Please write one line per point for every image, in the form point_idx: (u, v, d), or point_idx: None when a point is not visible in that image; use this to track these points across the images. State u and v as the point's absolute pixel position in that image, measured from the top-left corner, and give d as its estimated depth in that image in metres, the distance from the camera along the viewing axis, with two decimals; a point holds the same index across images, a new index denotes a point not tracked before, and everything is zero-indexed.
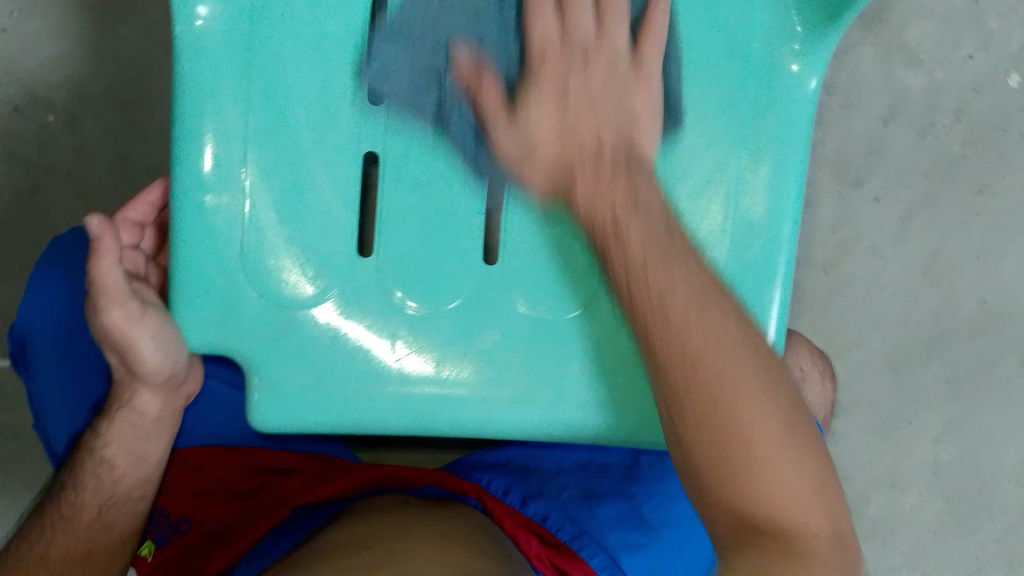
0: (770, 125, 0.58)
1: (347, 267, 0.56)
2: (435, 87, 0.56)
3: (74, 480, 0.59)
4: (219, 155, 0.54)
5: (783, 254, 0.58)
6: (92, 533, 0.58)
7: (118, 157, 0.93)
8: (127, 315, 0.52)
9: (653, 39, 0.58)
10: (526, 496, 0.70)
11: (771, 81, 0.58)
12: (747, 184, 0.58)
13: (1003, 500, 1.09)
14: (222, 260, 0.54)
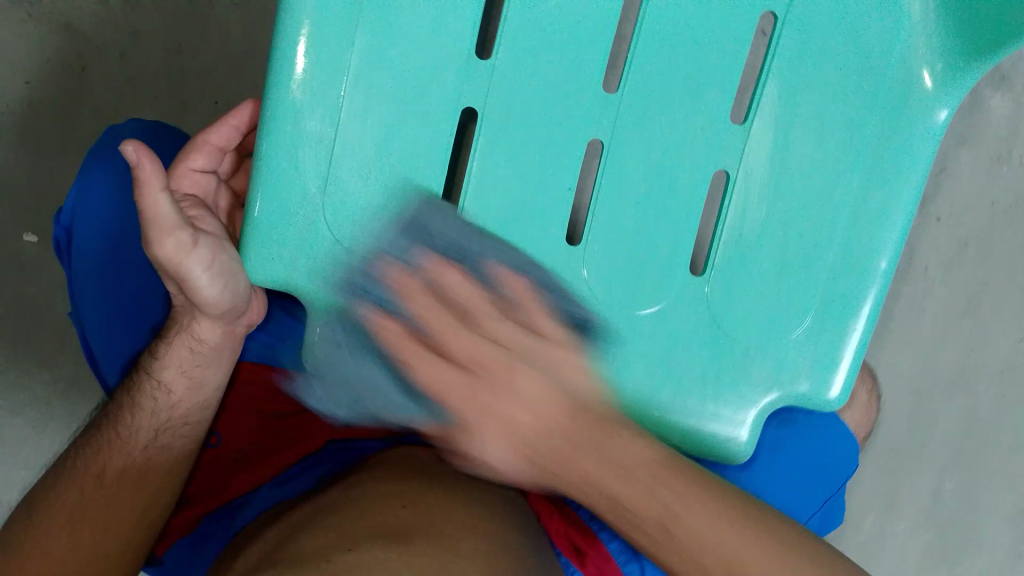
0: (890, 151, 0.56)
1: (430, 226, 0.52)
2: (549, 50, 0.52)
3: (132, 399, 0.60)
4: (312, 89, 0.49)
5: (874, 284, 0.57)
6: (147, 453, 0.60)
7: (171, 46, 0.89)
8: (178, 244, 0.51)
9: (786, 32, 0.54)
10: None
11: (900, 104, 0.56)
12: (854, 208, 0.56)
13: (993, 538, 1.11)
14: (302, 197, 0.51)
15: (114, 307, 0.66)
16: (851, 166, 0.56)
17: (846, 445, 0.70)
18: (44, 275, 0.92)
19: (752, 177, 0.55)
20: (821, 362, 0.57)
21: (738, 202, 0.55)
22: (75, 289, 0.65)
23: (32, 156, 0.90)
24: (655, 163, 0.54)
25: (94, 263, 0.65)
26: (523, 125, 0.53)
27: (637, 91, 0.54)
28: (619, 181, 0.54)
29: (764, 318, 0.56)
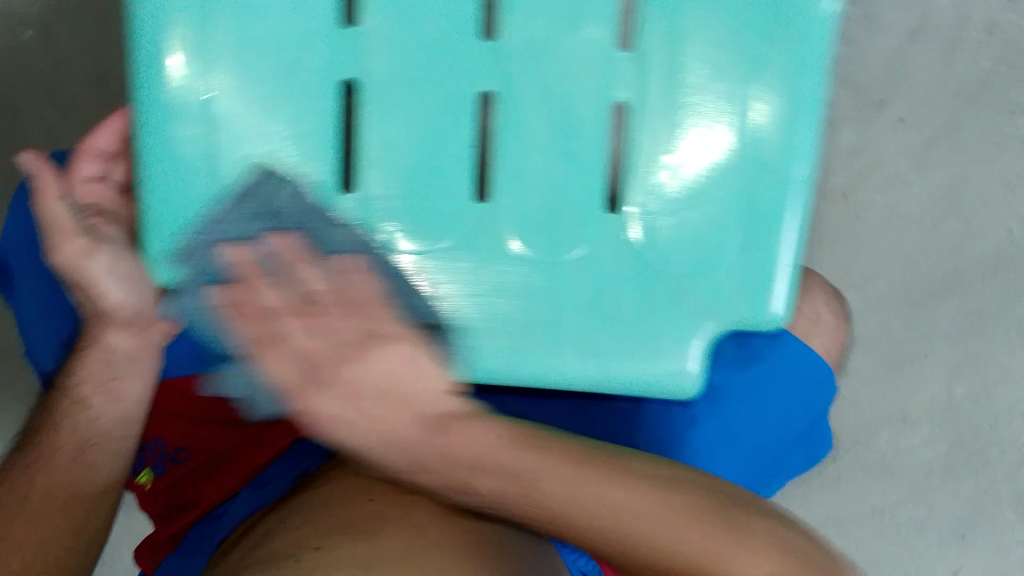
0: (776, 49, 0.52)
1: (321, 203, 0.53)
2: (417, 10, 0.53)
3: (55, 418, 0.64)
4: (188, 85, 0.52)
5: (801, 193, 0.53)
6: (73, 472, 0.63)
7: None
8: None
9: None
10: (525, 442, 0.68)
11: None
12: (754, 115, 0.53)
13: (1016, 439, 1.06)
14: (189, 191, 0.53)
15: (36, 313, 0.73)
16: (749, 75, 0.53)
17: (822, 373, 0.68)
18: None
19: (651, 102, 0.53)
20: (756, 286, 0.54)
21: (644, 131, 0.53)
22: (19, 309, 0.74)
23: None
24: (551, 104, 0.53)
25: (30, 286, 0.73)
26: (410, 92, 0.53)
27: (521, 36, 0.53)
28: (522, 134, 0.53)
29: (688, 253, 0.54)
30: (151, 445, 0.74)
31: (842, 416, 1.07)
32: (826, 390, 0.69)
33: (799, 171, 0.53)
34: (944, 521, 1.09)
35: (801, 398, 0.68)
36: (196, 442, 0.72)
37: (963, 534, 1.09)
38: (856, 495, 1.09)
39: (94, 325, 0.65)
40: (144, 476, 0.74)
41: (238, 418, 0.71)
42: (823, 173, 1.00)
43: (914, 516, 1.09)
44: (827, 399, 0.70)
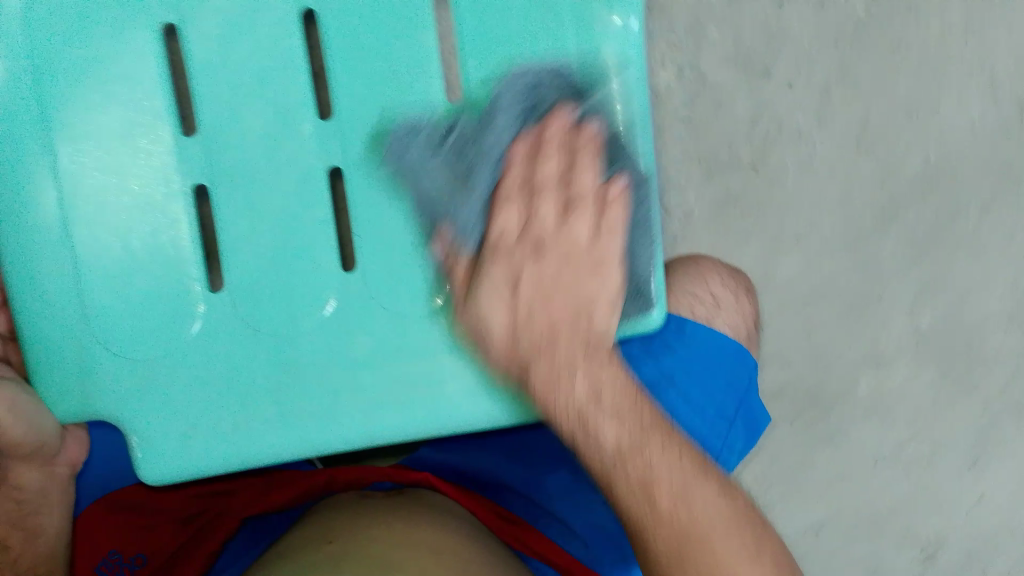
0: (602, 60, 0.55)
1: (198, 305, 0.54)
2: (248, 105, 0.55)
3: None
4: (39, 216, 0.53)
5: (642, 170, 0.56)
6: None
7: None
8: None
9: (461, 3, 0.55)
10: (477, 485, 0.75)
11: (582, 17, 0.55)
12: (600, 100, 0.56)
13: (997, 351, 1.07)
14: (71, 327, 0.54)
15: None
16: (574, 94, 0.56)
17: (733, 351, 0.73)
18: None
19: None
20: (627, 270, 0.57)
21: None
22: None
23: None
24: (393, 160, 0.55)
25: None
26: (278, 182, 0.55)
27: (347, 108, 0.56)
28: (371, 204, 0.56)
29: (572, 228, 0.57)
30: (105, 561, 0.69)
31: (817, 375, 1.06)
32: (744, 362, 0.73)
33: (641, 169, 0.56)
34: (952, 451, 1.09)
35: (722, 378, 0.72)
36: (152, 544, 0.70)
37: (976, 457, 1.09)
38: (855, 448, 1.09)
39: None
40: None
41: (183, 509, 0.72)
42: (727, 149, 1.01)
43: (920, 454, 1.09)
44: (749, 372, 0.74)
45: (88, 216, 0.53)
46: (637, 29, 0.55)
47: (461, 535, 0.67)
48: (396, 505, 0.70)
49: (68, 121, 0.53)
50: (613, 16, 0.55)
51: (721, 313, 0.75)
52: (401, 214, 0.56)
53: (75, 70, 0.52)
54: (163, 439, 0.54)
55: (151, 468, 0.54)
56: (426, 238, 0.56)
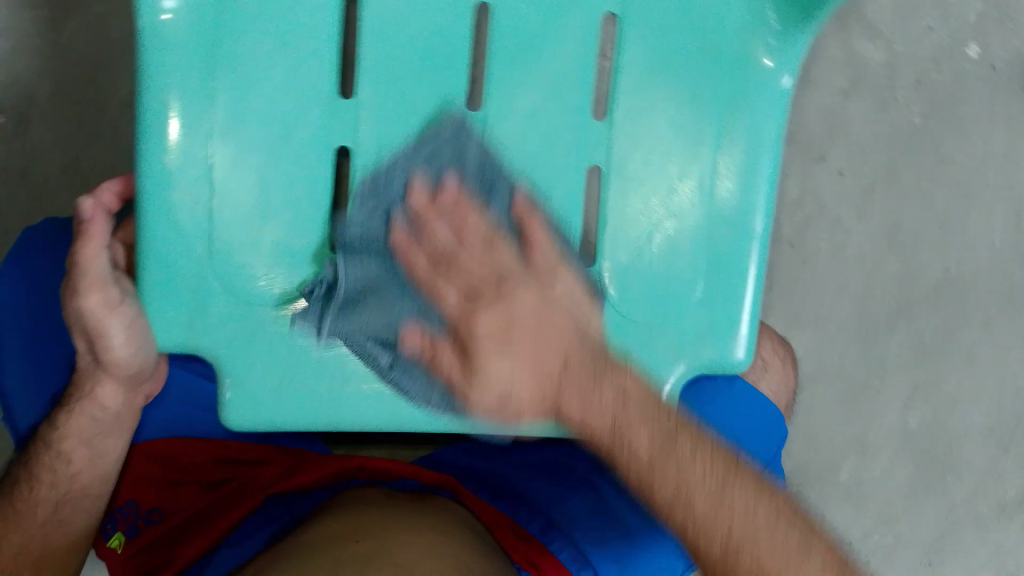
0: (744, 110, 0.58)
1: (318, 261, 0.56)
2: (406, 80, 0.56)
3: (31, 474, 0.57)
4: (183, 143, 0.53)
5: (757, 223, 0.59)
6: (48, 532, 0.56)
7: (66, 157, 0.89)
8: (105, 299, 0.52)
9: (629, 28, 0.57)
10: (495, 493, 0.77)
11: (740, 67, 0.58)
12: (729, 146, 0.58)
13: (971, 463, 1.12)
14: (192, 256, 0.54)
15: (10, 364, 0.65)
16: (714, 141, 0.58)
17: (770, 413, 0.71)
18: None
19: (623, 169, 0.58)
20: (721, 321, 0.58)
21: (614, 193, 0.58)
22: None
23: None
24: (529, 163, 0.57)
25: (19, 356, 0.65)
26: None
27: (497, 101, 0.57)
28: None
29: (676, 254, 0.58)
30: (122, 509, 0.71)
31: (807, 454, 1.11)
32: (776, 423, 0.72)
33: (757, 224, 0.59)
34: (914, 550, 1.13)
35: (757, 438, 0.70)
36: (172, 500, 0.72)
37: (930, 560, 1.13)
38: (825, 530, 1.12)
39: (83, 383, 0.56)
40: (113, 541, 0.70)
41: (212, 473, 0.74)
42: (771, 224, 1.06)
43: (883, 546, 1.12)
44: (781, 439, 0.73)
45: (232, 154, 0.54)
46: (786, 86, 0.59)
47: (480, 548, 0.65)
48: (419, 507, 0.70)
49: (237, 58, 0.54)
50: (766, 64, 0.58)
51: (768, 376, 0.75)
52: None
53: (253, 9, 0.53)
54: (259, 385, 0.55)
55: (241, 413, 0.55)
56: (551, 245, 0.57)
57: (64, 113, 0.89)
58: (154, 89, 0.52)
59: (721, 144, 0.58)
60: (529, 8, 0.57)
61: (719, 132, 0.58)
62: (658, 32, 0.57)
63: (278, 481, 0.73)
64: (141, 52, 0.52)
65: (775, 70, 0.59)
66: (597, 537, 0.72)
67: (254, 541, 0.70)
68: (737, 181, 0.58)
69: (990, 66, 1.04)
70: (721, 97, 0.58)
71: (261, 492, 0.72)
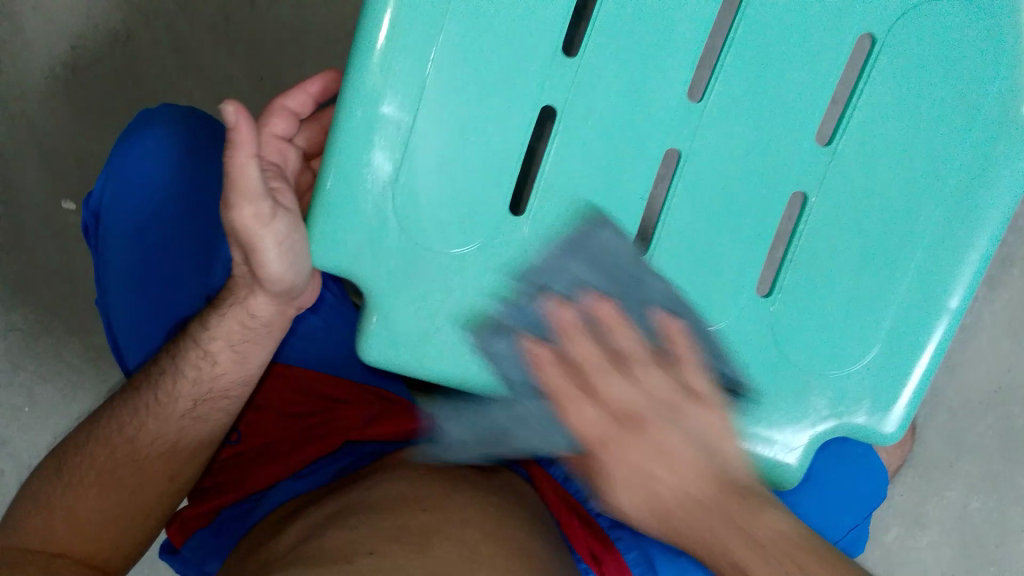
0: (982, 179, 0.53)
1: (496, 220, 0.52)
2: (637, 53, 0.51)
3: (176, 366, 0.58)
4: (391, 59, 0.49)
5: (953, 301, 0.54)
6: (184, 423, 0.59)
7: (220, 18, 0.87)
8: (256, 213, 0.50)
9: (886, 56, 0.52)
10: (571, 475, 0.73)
11: (992, 132, 0.53)
12: (952, 213, 0.54)
13: (1021, 566, 1.03)
14: (373, 183, 0.51)
15: (151, 279, 0.69)
16: (933, 200, 0.54)
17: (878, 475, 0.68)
18: (72, 251, 0.91)
19: (831, 204, 0.53)
20: (882, 386, 0.55)
21: (813, 228, 0.54)
22: (115, 269, 0.69)
23: (75, 122, 0.89)
24: (736, 173, 0.53)
25: (126, 268, 0.69)
26: (624, 141, 0.52)
27: (725, 101, 0.52)
28: (693, 206, 0.53)
29: (856, 304, 0.55)
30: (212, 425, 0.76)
31: None
32: (879, 481, 0.68)
33: (953, 302, 0.54)
34: None
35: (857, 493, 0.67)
36: (252, 426, 0.75)
37: None
38: None
39: (239, 289, 0.56)
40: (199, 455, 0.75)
41: (297, 406, 0.74)
42: None
43: None
44: (881, 498, 0.69)
45: (439, 82, 0.50)
46: None
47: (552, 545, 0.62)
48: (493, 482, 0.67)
49: None
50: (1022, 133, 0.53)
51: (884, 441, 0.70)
52: (724, 232, 0.54)
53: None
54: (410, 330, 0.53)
55: (379, 353, 0.53)
56: (733, 270, 0.54)
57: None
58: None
59: (943, 205, 0.54)
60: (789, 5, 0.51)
61: (945, 190, 0.54)
62: (916, 69, 0.52)
63: (361, 425, 0.71)
64: None
65: None
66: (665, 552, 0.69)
67: (315, 478, 0.68)
68: (947, 250, 0.54)
69: None
70: (961, 156, 0.53)
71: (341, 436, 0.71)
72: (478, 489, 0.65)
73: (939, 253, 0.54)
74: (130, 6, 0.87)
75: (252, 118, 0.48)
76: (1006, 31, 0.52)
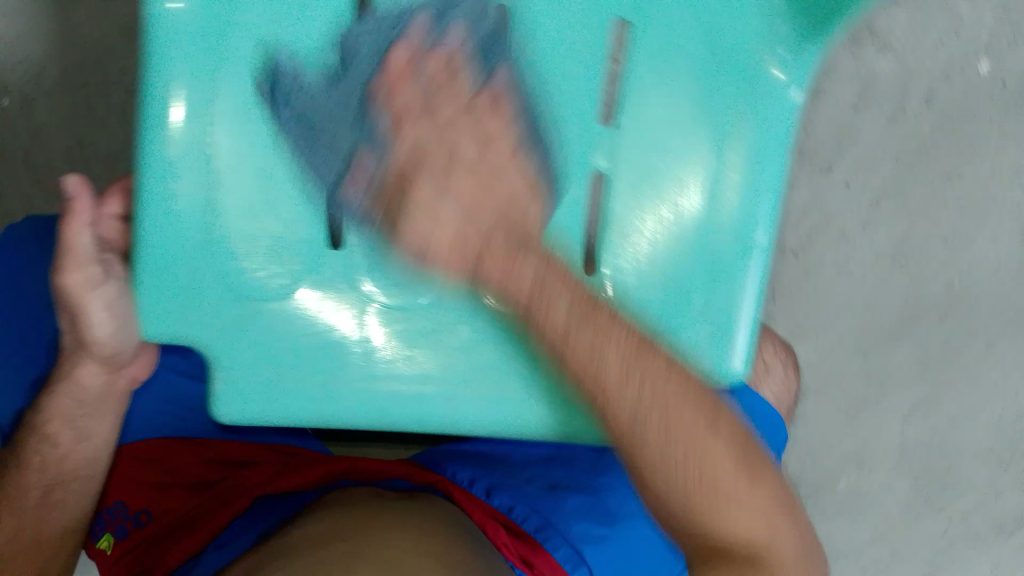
0: (749, 128, 0.60)
1: (314, 256, 0.57)
2: None
3: (19, 458, 0.59)
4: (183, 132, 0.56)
5: (760, 235, 0.60)
6: (38, 513, 0.58)
7: (64, 142, 0.91)
8: (87, 278, 0.52)
9: (639, 40, 0.60)
10: (490, 487, 0.75)
11: (749, 80, 0.60)
12: (741, 158, 0.60)
13: (972, 480, 1.10)
14: (189, 247, 0.56)
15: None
16: (723, 149, 0.60)
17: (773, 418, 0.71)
18: None
19: (623, 176, 0.60)
20: (720, 325, 0.60)
21: (616, 198, 0.60)
22: None
23: None
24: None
25: None
26: None
27: None
28: None
29: (665, 264, 0.60)
30: (111, 510, 0.73)
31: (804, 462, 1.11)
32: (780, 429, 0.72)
33: (759, 237, 0.60)
34: (908, 563, 1.12)
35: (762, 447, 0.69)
36: (159, 502, 0.73)
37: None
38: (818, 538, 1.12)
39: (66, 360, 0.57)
40: (101, 542, 0.72)
41: (199, 476, 0.75)
42: None
43: (879, 558, 1.12)
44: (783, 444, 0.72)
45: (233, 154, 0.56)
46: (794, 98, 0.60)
47: (463, 538, 0.65)
48: (405, 504, 0.69)
49: (252, 53, 0.57)
50: (780, 79, 0.60)
51: (768, 379, 0.75)
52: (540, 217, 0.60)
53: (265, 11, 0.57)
54: (258, 377, 0.57)
55: (233, 407, 0.56)
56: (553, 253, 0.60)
57: (69, 103, 0.90)
58: (161, 85, 0.55)
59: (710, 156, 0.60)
60: (535, 23, 0.60)
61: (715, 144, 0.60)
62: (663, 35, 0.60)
63: (269, 480, 0.72)
64: (152, 48, 0.55)
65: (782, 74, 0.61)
66: (592, 535, 0.71)
67: (235, 545, 0.68)
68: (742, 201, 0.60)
69: (1002, 82, 1.03)
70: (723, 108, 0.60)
71: (253, 493, 0.71)
72: (393, 508, 0.68)
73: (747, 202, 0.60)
74: None
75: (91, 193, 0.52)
76: None
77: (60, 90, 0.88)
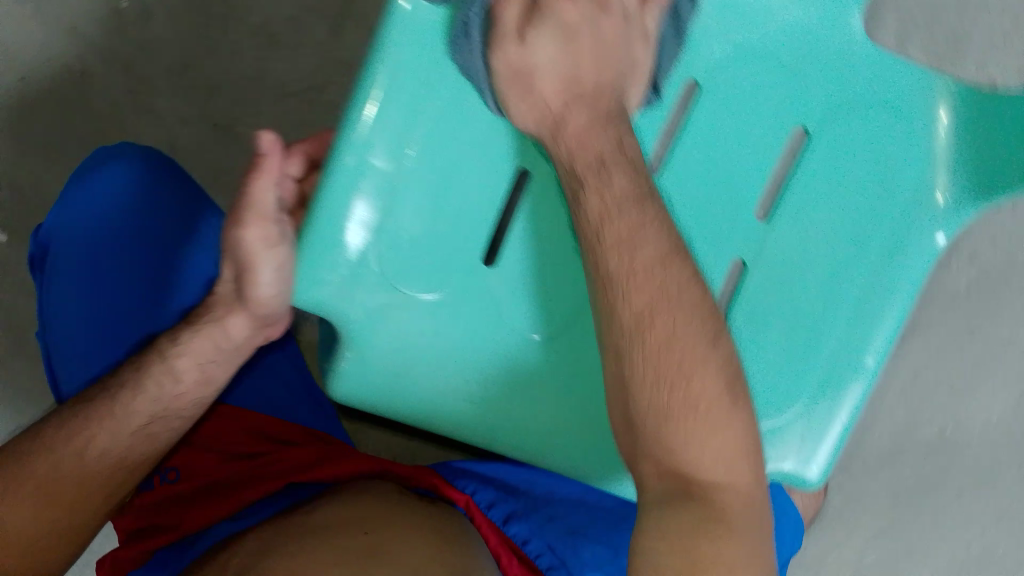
0: (899, 264, 0.60)
1: (469, 271, 0.56)
2: None
3: (136, 379, 0.53)
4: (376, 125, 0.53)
5: (869, 362, 0.60)
6: (132, 444, 0.52)
7: (178, 63, 0.94)
8: (264, 235, 0.52)
9: (818, 142, 0.59)
10: (509, 516, 0.72)
11: (910, 219, 0.59)
12: (878, 286, 0.60)
13: None
14: (355, 227, 0.54)
15: (89, 312, 0.69)
16: (861, 275, 0.60)
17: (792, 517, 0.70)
18: (15, 292, 0.92)
19: (770, 268, 0.60)
20: (813, 431, 0.60)
21: (751, 290, 0.60)
22: (55, 292, 0.69)
23: (14, 153, 0.93)
24: (697, 238, 0.60)
25: (72, 285, 0.69)
26: None
27: (680, 174, 0.59)
28: None
29: (786, 362, 0.60)
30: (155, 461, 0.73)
31: None
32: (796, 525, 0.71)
33: (870, 362, 0.61)
34: None
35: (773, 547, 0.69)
36: (190, 463, 0.72)
37: None
38: None
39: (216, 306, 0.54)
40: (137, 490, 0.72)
41: (242, 444, 0.73)
42: None
43: None
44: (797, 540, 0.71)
45: (394, 150, 0.53)
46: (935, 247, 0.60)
47: (482, 563, 0.65)
48: (431, 513, 0.68)
49: None
50: (936, 232, 0.59)
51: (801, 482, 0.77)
52: None
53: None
54: (387, 371, 0.57)
55: (353, 387, 0.57)
56: None
57: (192, 29, 0.94)
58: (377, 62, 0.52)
59: (845, 274, 0.60)
60: (724, 107, 0.59)
61: (858, 264, 0.60)
62: (848, 150, 0.59)
63: (301, 465, 0.70)
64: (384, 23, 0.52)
65: (938, 220, 0.60)
66: None
67: (256, 515, 0.66)
68: (868, 332, 0.60)
69: None
70: (880, 234, 0.60)
71: (284, 476, 0.69)
72: (422, 518, 0.66)
73: (870, 331, 0.60)
74: (90, 46, 0.93)
75: (282, 151, 0.52)
76: (922, 127, 0.59)
77: (171, 13, 0.93)
